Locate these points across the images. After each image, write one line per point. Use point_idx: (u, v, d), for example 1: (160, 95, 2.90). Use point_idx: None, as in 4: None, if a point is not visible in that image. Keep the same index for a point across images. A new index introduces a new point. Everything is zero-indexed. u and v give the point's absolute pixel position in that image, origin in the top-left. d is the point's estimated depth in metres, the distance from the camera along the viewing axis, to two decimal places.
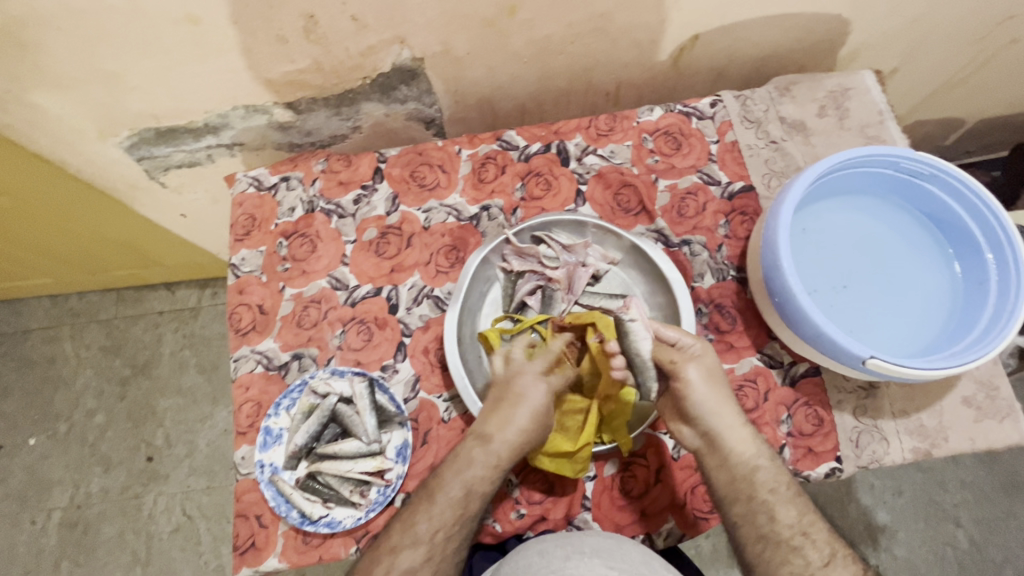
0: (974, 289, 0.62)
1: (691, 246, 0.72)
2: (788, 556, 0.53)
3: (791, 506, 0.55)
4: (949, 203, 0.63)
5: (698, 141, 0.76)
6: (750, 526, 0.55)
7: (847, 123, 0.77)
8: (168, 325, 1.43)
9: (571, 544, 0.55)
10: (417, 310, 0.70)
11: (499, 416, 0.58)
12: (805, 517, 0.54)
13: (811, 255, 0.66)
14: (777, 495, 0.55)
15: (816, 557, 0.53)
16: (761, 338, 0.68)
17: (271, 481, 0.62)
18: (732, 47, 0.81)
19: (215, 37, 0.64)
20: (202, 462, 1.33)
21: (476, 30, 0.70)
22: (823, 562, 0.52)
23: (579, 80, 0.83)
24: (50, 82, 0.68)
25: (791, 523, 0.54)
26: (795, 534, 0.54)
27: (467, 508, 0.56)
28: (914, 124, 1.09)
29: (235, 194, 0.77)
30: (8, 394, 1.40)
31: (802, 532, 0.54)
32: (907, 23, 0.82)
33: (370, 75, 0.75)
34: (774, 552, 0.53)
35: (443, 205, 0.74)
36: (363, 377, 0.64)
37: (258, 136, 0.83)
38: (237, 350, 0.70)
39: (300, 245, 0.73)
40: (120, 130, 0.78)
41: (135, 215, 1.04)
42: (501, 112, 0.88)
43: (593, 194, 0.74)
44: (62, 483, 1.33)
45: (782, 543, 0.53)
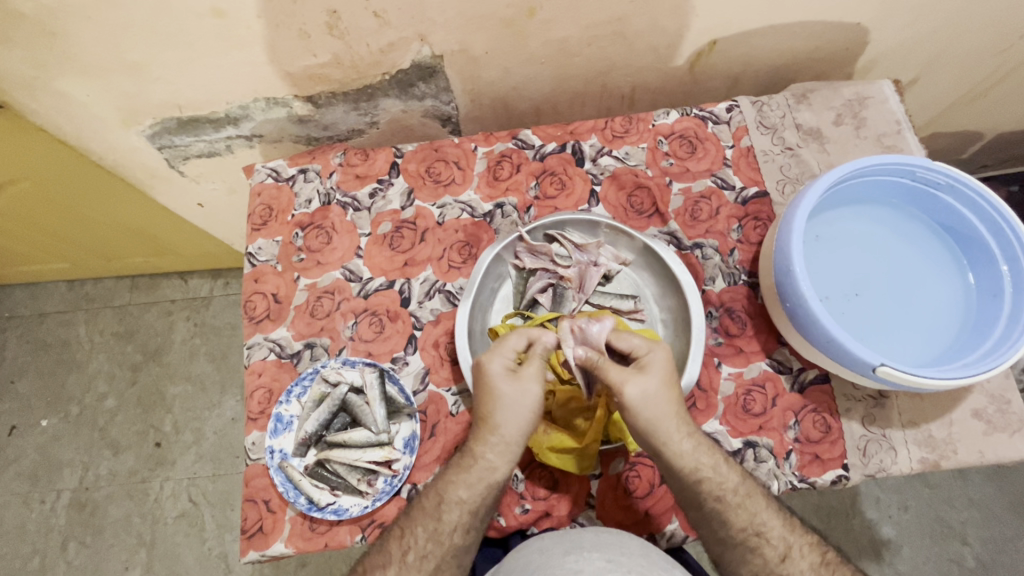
0: (987, 301, 0.61)
1: (704, 250, 0.72)
2: (748, 556, 0.57)
3: (742, 509, 0.57)
4: (965, 214, 0.62)
5: (713, 146, 0.76)
6: (708, 528, 0.58)
7: (863, 132, 0.77)
8: (180, 314, 1.45)
9: (572, 540, 0.56)
10: (429, 304, 0.70)
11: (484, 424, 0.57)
12: (757, 518, 0.57)
13: (823, 263, 0.65)
14: (724, 503, 0.57)
15: (773, 555, 0.56)
16: (771, 344, 0.68)
17: (281, 467, 0.63)
18: (750, 54, 0.81)
19: (239, 31, 0.66)
20: (208, 449, 1.35)
21: (495, 30, 0.71)
22: (778, 560, 0.57)
23: (595, 82, 0.84)
24: (78, 70, 0.70)
25: (744, 527, 0.57)
26: (750, 536, 0.57)
27: (466, 499, 0.57)
28: (931, 136, 1.09)
29: (254, 184, 0.78)
30: (23, 375, 1.43)
31: (757, 535, 0.57)
32: (928, 34, 0.81)
33: (390, 71, 0.76)
34: (734, 553, 0.57)
35: (457, 201, 0.75)
36: (375, 368, 0.65)
37: (277, 129, 0.84)
38: (251, 337, 0.71)
39: (315, 236, 0.74)
40: (142, 119, 0.80)
41: (153, 203, 1.05)
42: (517, 113, 0.89)
43: (607, 195, 0.75)
44: (71, 465, 1.36)
45: (739, 545, 0.57)
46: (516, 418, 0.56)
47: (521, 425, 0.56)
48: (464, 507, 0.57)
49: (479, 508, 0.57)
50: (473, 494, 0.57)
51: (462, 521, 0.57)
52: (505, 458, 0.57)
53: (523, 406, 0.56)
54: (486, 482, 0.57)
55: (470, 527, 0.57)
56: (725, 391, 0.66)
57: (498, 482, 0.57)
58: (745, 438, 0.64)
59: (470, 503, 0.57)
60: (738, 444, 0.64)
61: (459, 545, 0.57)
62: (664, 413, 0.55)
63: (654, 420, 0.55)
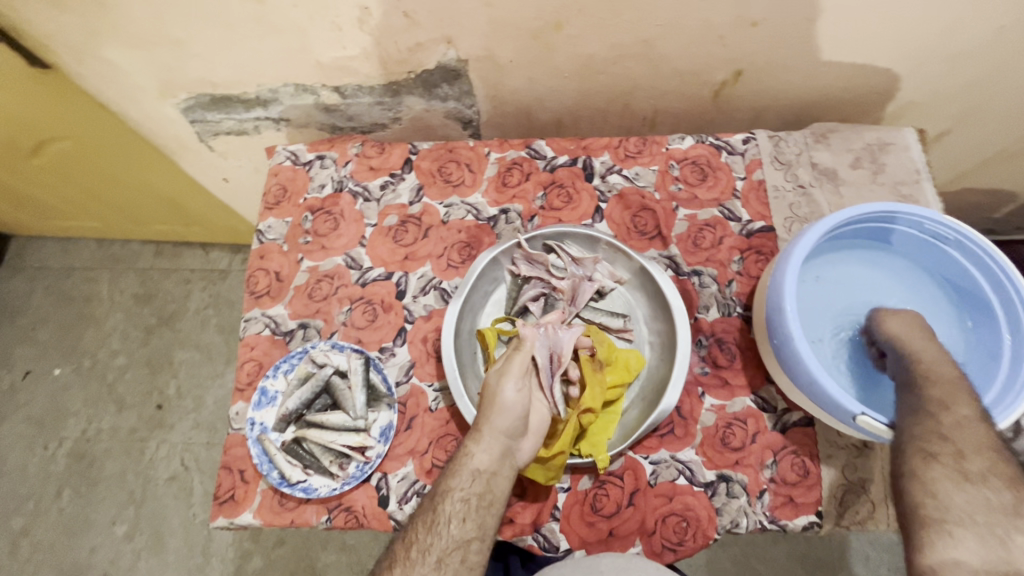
0: (985, 363, 0.60)
1: (701, 277, 0.72)
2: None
3: None
4: (972, 272, 0.61)
5: (724, 175, 0.76)
6: None
7: (881, 178, 0.76)
8: (198, 283, 1.50)
9: (589, 567, 0.58)
10: (423, 299, 0.71)
11: (481, 424, 0.59)
12: None
13: (819, 305, 0.65)
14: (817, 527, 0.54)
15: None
16: (758, 380, 0.67)
17: (259, 439, 0.64)
18: (774, 89, 0.81)
19: (275, 18, 0.69)
20: (207, 417, 1.39)
21: (521, 40, 0.72)
22: None
23: (617, 101, 0.85)
24: (122, 40, 0.74)
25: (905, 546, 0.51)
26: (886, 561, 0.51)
27: (455, 488, 0.58)
28: (963, 190, 1.06)
29: (273, 165, 0.81)
30: (43, 324, 1.50)
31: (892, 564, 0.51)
32: (961, 86, 0.81)
33: (415, 70, 0.78)
34: None
35: (464, 202, 0.76)
36: (361, 354, 0.67)
37: (304, 115, 0.87)
38: (250, 311, 0.73)
39: (323, 221, 0.76)
40: (178, 92, 0.84)
41: (183, 174, 1.10)
42: (538, 123, 0.90)
43: (612, 213, 0.75)
44: (76, 416, 1.41)
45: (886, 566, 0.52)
46: (504, 416, 0.60)
47: (506, 426, 0.60)
48: (456, 494, 0.57)
49: (468, 496, 0.57)
50: (459, 480, 0.58)
51: (456, 512, 0.57)
52: (490, 451, 0.59)
53: (509, 408, 0.60)
54: (469, 469, 0.58)
55: (469, 517, 0.57)
56: (706, 422, 0.65)
57: (483, 469, 0.58)
58: (720, 471, 0.63)
59: (461, 492, 0.57)
60: (711, 476, 0.63)
61: (456, 537, 0.56)
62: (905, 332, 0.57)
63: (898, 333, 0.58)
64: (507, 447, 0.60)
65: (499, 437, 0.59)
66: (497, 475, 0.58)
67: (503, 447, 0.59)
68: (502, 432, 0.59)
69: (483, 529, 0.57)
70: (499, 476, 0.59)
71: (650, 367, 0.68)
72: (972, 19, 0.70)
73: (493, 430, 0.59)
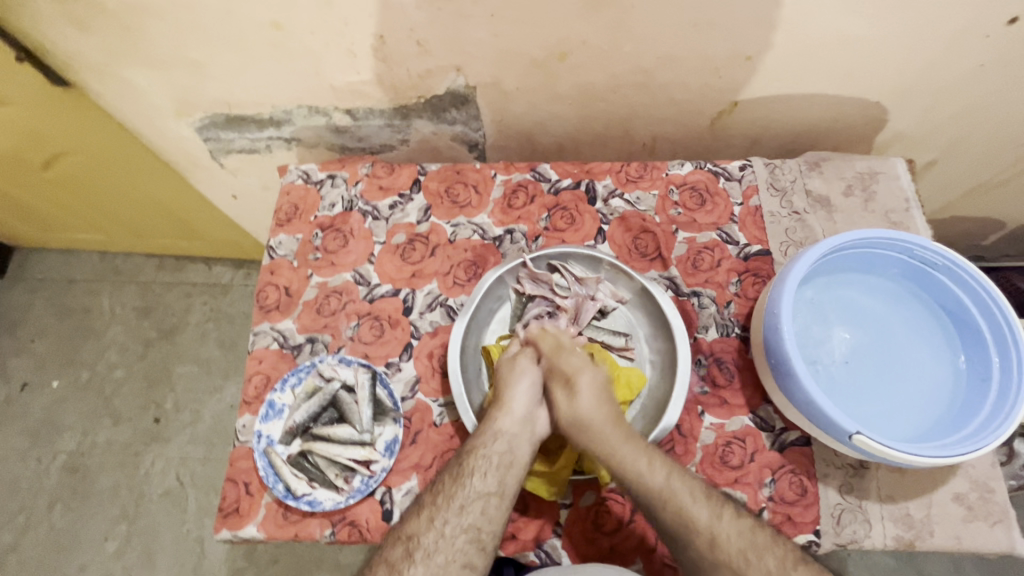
0: (976, 385, 0.61)
1: (700, 299, 0.74)
2: None
3: (712, 559, 0.56)
4: (960, 296, 0.63)
5: (722, 201, 0.78)
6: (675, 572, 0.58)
7: (872, 206, 0.79)
8: (199, 298, 1.51)
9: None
10: (429, 316, 0.73)
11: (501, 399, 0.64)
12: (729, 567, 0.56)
13: (813, 327, 0.67)
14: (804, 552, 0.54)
15: None
16: (755, 400, 0.68)
17: (265, 452, 0.65)
18: (769, 118, 0.85)
19: (292, 44, 0.72)
20: (203, 432, 1.38)
21: (526, 69, 0.76)
22: None
23: (618, 127, 0.88)
24: (143, 62, 0.77)
25: None
26: None
27: (479, 445, 0.61)
28: (951, 217, 1.10)
29: (284, 183, 0.83)
30: (42, 336, 1.50)
31: None
32: (945, 119, 0.85)
33: (425, 95, 0.81)
34: None
35: (470, 222, 0.78)
36: (368, 369, 0.68)
37: (315, 135, 0.90)
38: (258, 325, 0.74)
39: (333, 238, 0.78)
40: (194, 111, 0.86)
41: (191, 189, 1.12)
42: (541, 147, 0.93)
43: (614, 235, 0.78)
44: (71, 429, 1.40)
45: None
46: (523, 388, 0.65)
47: (526, 393, 0.64)
48: (480, 451, 0.60)
49: (491, 453, 0.60)
50: (482, 439, 0.61)
51: (479, 467, 0.60)
52: (511, 414, 0.63)
53: (527, 380, 0.65)
54: (492, 428, 0.62)
55: (491, 473, 0.60)
56: (705, 440, 0.67)
57: (504, 431, 0.62)
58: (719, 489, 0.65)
59: (484, 449, 0.61)
60: None
61: (479, 489, 0.59)
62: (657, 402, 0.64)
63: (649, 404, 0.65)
64: (528, 415, 0.64)
65: (520, 400, 0.64)
66: (518, 438, 0.62)
67: (525, 412, 0.64)
68: (523, 399, 0.64)
69: (503, 487, 0.60)
70: (520, 439, 0.62)
71: (653, 385, 0.69)
72: (955, 56, 0.73)
73: (515, 397, 0.64)
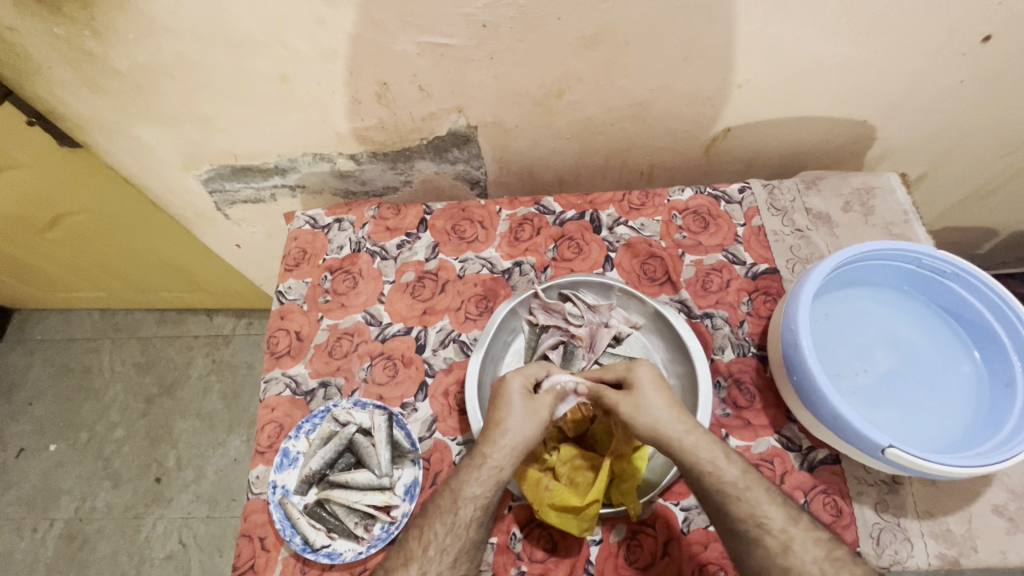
0: (1000, 390, 0.61)
1: (713, 320, 0.74)
2: None
3: None
4: (972, 302, 0.64)
5: (725, 223, 0.80)
6: None
7: (871, 220, 0.80)
8: (201, 350, 1.49)
9: None
10: (443, 353, 0.72)
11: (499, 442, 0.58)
12: None
13: (830, 342, 0.66)
14: None
15: None
16: (780, 419, 0.67)
17: (281, 503, 0.63)
18: (762, 142, 0.87)
19: (299, 94, 0.74)
20: (206, 489, 1.34)
21: (526, 107, 0.78)
22: None
23: (617, 158, 0.90)
24: (153, 119, 0.79)
25: None
26: None
27: (478, 493, 0.56)
28: (946, 228, 1.13)
29: (292, 228, 0.83)
30: (41, 398, 1.47)
31: None
32: (933, 133, 0.88)
33: (427, 137, 0.83)
34: None
35: (478, 257, 0.79)
36: (384, 411, 0.66)
37: (319, 181, 0.91)
38: (270, 371, 0.73)
39: (342, 280, 0.78)
40: (200, 165, 0.88)
41: (195, 241, 1.13)
42: (542, 181, 0.95)
43: (621, 262, 0.78)
44: (69, 493, 1.35)
45: None
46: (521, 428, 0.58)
47: (530, 425, 0.59)
48: (476, 500, 0.56)
49: (488, 501, 0.56)
50: (480, 487, 0.56)
51: (476, 517, 0.55)
52: (510, 458, 0.57)
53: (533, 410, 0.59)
54: (494, 473, 0.57)
55: (484, 522, 0.55)
56: None
57: (505, 477, 0.57)
58: None
59: (482, 498, 0.56)
60: None
61: (473, 539, 0.55)
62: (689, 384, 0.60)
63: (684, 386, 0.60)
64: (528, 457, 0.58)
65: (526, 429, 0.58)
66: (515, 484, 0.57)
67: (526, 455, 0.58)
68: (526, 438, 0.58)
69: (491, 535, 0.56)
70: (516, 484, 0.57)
71: None
72: (935, 75, 0.77)
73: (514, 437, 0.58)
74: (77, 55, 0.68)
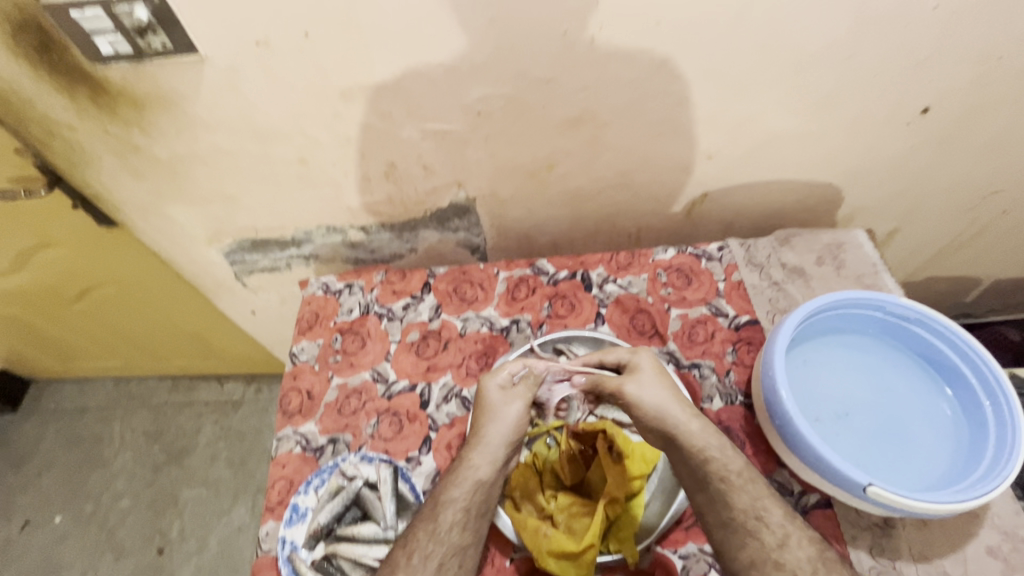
0: (975, 428, 0.64)
1: (701, 370, 0.78)
2: None
3: None
4: (939, 346, 0.68)
5: (707, 278, 0.86)
6: None
7: (844, 272, 0.86)
8: (210, 417, 1.52)
9: None
10: (446, 407, 0.76)
11: (474, 445, 0.65)
12: None
13: (812, 388, 0.69)
14: None
15: None
16: (770, 464, 0.70)
17: (290, 558, 0.65)
18: (739, 205, 0.95)
19: (316, 175, 0.83)
20: (209, 560, 1.33)
21: (520, 180, 0.87)
22: None
23: (605, 223, 0.98)
24: (185, 200, 0.88)
25: None
26: None
27: (457, 497, 0.61)
28: (927, 279, 1.18)
29: (305, 294, 0.90)
30: (49, 470, 1.48)
31: None
32: (897, 192, 0.96)
33: (431, 209, 0.92)
34: None
35: (478, 316, 0.85)
36: (389, 465, 0.71)
37: (332, 251, 0.99)
38: (282, 430, 0.77)
39: (351, 341, 0.84)
40: (224, 239, 0.96)
41: (212, 310, 1.20)
42: (538, 246, 1.02)
43: (612, 317, 0.84)
44: (70, 568, 1.34)
45: None
46: (498, 427, 0.65)
47: (505, 430, 0.65)
48: (457, 504, 0.61)
49: (469, 506, 0.61)
50: (460, 491, 0.62)
51: (457, 520, 0.60)
52: (488, 460, 0.64)
53: (508, 415, 0.66)
54: (472, 478, 0.62)
55: (467, 526, 0.60)
56: None
57: (484, 480, 0.62)
58: None
59: (462, 501, 0.61)
60: None
61: (456, 543, 0.59)
62: (666, 397, 0.66)
63: (661, 403, 0.65)
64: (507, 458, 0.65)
65: (501, 445, 0.64)
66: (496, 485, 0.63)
67: (504, 457, 0.64)
68: (502, 440, 0.65)
69: (477, 537, 0.60)
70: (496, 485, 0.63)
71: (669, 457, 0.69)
72: (886, 141, 0.86)
73: (488, 437, 0.65)
74: (124, 148, 0.78)
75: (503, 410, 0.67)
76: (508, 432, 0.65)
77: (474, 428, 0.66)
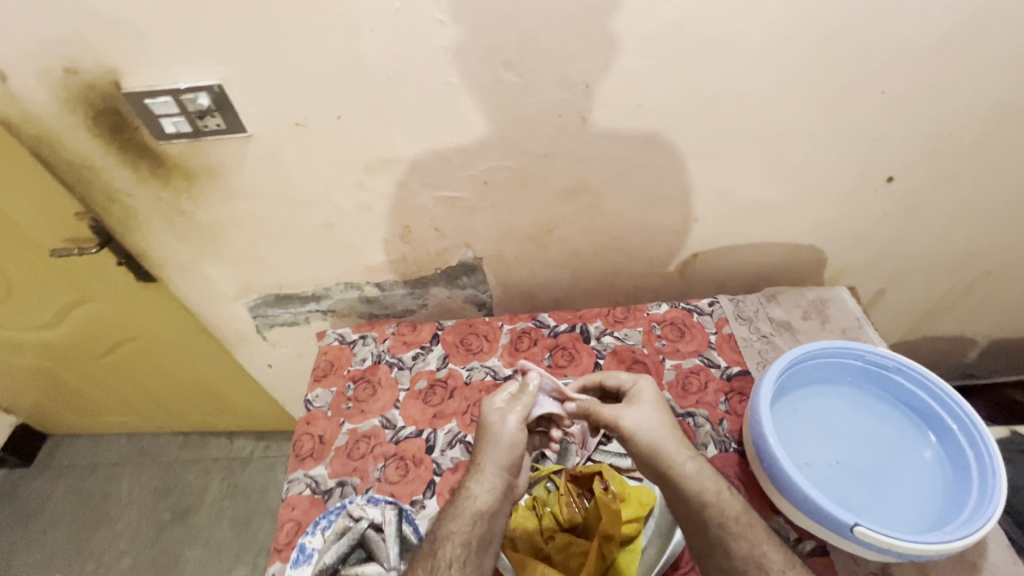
0: (959, 473, 0.66)
1: (695, 417, 0.81)
2: None
3: None
4: (919, 393, 0.72)
5: (699, 331, 0.91)
6: None
7: (829, 326, 0.91)
8: (217, 473, 1.54)
9: None
10: (450, 452, 0.80)
11: (474, 476, 0.68)
12: None
13: (800, 433, 0.72)
14: None
15: None
16: (765, 511, 0.71)
17: None
18: (728, 265, 1.02)
19: (339, 237, 0.92)
20: None
21: (522, 242, 0.95)
22: None
23: (604, 281, 1.05)
24: (219, 259, 0.97)
25: None
26: None
27: (455, 530, 0.64)
28: (922, 338, 1.22)
29: (323, 344, 0.97)
30: (55, 526, 1.49)
31: None
32: (877, 254, 1.02)
33: (441, 267, 1.00)
34: None
35: (483, 365, 0.90)
36: (394, 506, 0.73)
37: (348, 306, 1.07)
38: (293, 472, 0.81)
39: (363, 389, 0.89)
40: (250, 294, 1.04)
41: (232, 364, 1.26)
42: (541, 303, 1.09)
43: (609, 367, 0.88)
44: None
45: None
46: (503, 453, 0.69)
47: (505, 458, 0.68)
48: (456, 538, 0.63)
49: (468, 539, 0.63)
50: (459, 524, 0.64)
51: (456, 554, 0.62)
52: (488, 488, 0.67)
53: (511, 441, 0.70)
54: (470, 510, 0.65)
55: (468, 561, 0.61)
56: None
57: (483, 510, 0.65)
58: None
59: (460, 534, 0.63)
60: None
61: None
62: (660, 440, 0.68)
63: (654, 446, 0.68)
64: (508, 486, 0.68)
65: (500, 474, 0.67)
66: (497, 513, 0.66)
67: (503, 486, 0.67)
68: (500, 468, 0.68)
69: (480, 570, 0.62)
70: (497, 515, 0.65)
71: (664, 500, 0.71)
72: (858, 207, 0.93)
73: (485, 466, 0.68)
74: (172, 213, 0.88)
75: (504, 437, 0.70)
76: (509, 460, 0.69)
77: (473, 461, 0.69)
